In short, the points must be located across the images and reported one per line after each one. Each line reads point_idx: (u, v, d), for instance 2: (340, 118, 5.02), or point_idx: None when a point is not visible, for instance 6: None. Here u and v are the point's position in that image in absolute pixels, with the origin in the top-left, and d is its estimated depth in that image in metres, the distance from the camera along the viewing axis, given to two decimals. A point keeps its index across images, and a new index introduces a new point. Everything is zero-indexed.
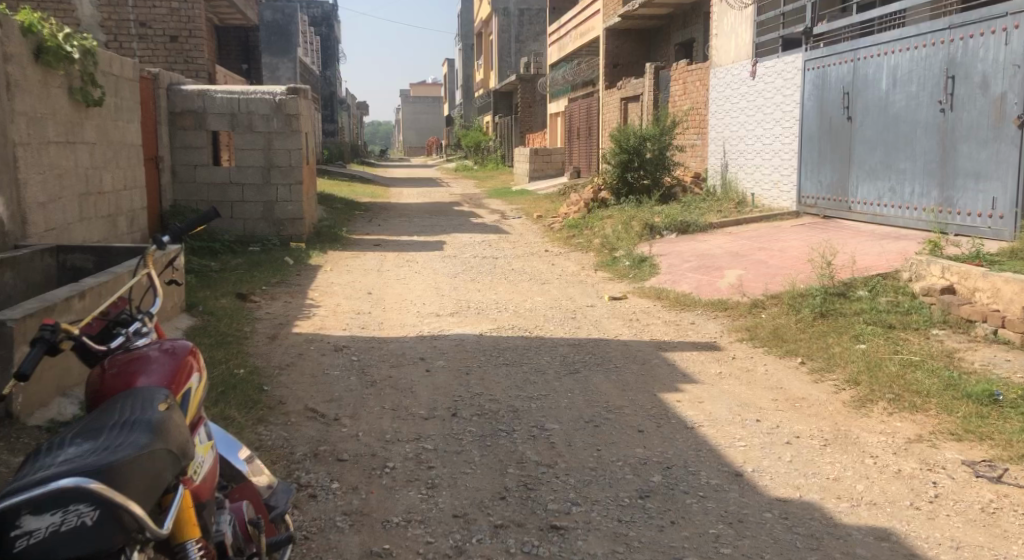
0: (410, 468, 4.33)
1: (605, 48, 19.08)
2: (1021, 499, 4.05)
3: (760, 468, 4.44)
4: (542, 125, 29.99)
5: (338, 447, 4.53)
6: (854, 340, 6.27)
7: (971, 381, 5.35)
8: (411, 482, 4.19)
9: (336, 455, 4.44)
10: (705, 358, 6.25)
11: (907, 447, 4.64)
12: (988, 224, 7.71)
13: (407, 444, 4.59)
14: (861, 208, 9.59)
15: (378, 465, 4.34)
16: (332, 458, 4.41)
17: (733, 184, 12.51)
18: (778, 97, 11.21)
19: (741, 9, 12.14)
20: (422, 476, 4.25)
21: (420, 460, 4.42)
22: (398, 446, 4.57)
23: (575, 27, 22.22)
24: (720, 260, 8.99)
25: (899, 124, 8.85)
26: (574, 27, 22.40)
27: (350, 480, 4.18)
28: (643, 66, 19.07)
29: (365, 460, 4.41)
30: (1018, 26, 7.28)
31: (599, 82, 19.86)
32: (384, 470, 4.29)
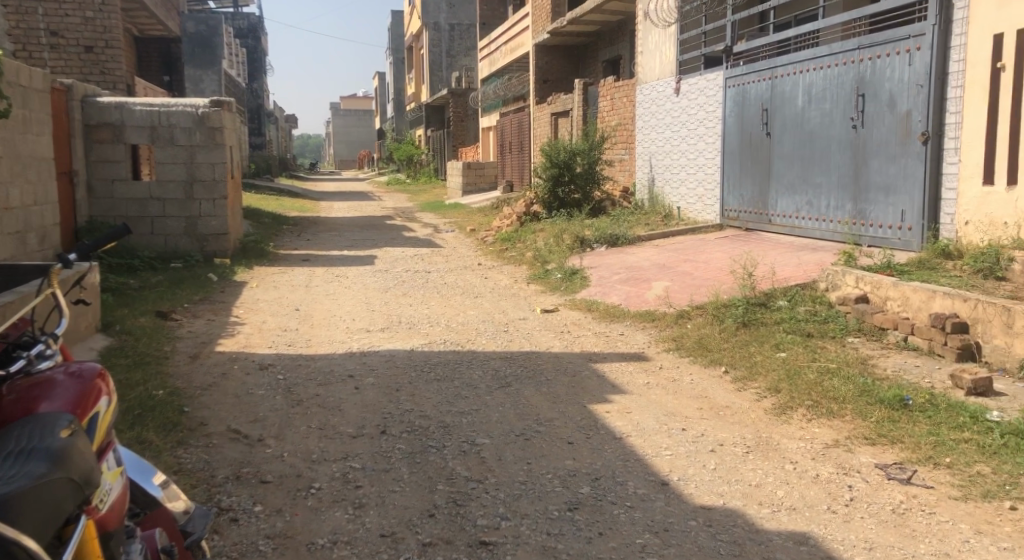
0: (337, 488, 4.31)
1: (535, 64, 19.28)
2: (928, 499, 4.24)
3: (685, 476, 4.55)
4: (474, 139, 30.10)
5: (261, 469, 4.48)
6: (775, 349, 6.47)
7: (883, 386, 5.56)
8: (337, 502, 4.17)
9: (260, 476, 4.39)
10: (632, 369, 6.36)
11: (825, 452, 4.81)
12: (898, 236, 8.04)
13: (333, 464, 4.56)
14: (780, 220, 9.90)
15: (303, 486, 4.31)
16: (256, 480, 4.36)
17: (659, 198, 12.77)
18: (701, 113, 11.50)
19: (664, 27, 12.42)
20: (349, 496, 4.24)
21: (347, 479, 4.40)
22: (324, 466, 4.54)
23: (505, 43, 22.40)
24: (648, 272, 9.16)
25: (814, 140, 9.17)
26: (504, 42, 22.57)
27: (275, 502, 4.14)
28: (573, 81, 19.33)
29: (290, 481, 4.37)
30: (920, 48, 7.64)
31: (529, 97, 20.05)
32: (309, 491, 4.26)
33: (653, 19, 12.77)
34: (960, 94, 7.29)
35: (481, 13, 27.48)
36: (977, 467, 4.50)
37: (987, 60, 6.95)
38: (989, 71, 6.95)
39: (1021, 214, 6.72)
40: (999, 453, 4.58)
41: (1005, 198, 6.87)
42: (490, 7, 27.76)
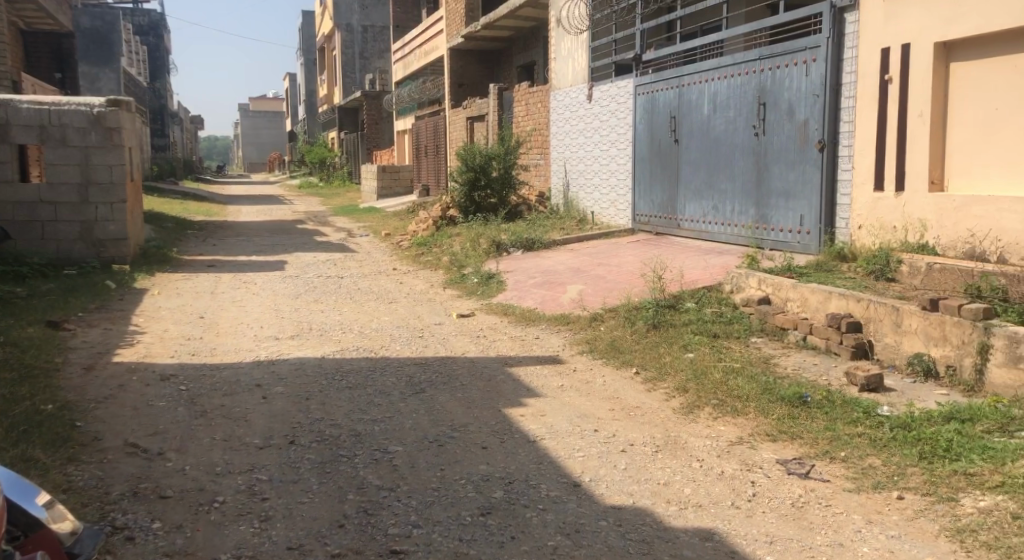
0: (241, 501, 4.23)
1: (450, 68, 19.27)
2: (826, 492, 4.42)
3: (597, 477, 4.62)
4: (389, 142, 29.88)
5: (160, 484, 4.36)
6: (683, 350, 6.64)
7: (784, 384, 5.77)
8: (242, 516, 4.09)
9: (158, 492, 4.28)
10: (546, 372, 6.42)
11: (730, 450, 4.96)
12: (797, 239, 8.34)
13: (238, 476, 4.48)
14: (688, 225, 10.15)
15: (205, 500, 4.21)
16: (154, 495, 4.24)
17: (574, 203, 12.93)
18: (612, 119, 11.70)
19: (576, 35, 12.60)
20: (255, 509, 4.16)
21: (253, 492, 4.32)
22: (229, 479, 4.45)
23: (419, 46, 22.31)
24: (562, 276, 9.27)
25: (719, 147, 9.43)
26: (418, 46, 22.48)
27: (175, 519, 4.04)
28: (487, 85, 19.40)
29: (192, 495, 4.27)
30: (816, 59, 7.95)
31: (444, 101, 20.02)
32: (212, 506, 4.17)
33: (565, 26, 12.92)
34: (852, 104, 7.62)
35: (395, 16, 27.29)
36: (869, 459, 4.71)
37: (876, 72, 7.29)
38: (878, 83, 7.29)
39: (909, 219, 7.07)
40: (889, 445, 4.81)
41: (893, 203, 7.21)
42: (403, 10, 27.59)
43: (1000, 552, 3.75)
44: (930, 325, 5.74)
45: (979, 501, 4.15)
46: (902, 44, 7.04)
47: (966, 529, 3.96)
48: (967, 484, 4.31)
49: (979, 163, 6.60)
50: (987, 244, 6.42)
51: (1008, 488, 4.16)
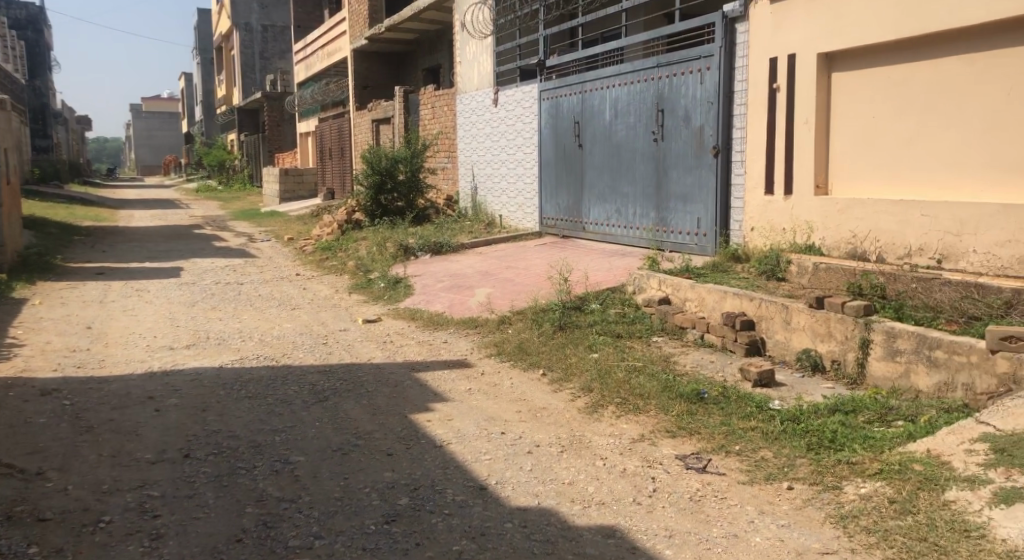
0: (131, 519, 4.13)
1: (354, 69, 19.04)
2: (721, 485, 4.59)
3: (503, 479, 4.67)
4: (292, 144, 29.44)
5: (40, 506, 4.21)
6: (588, 350, 6.77)
7: (683, 381, 5.96)
8: (131, 535, 3.99)
9: (37, 514, 4.13)
10: (454, 376, 6.41)
11: (631, 447, 5.10)
12: (695, 242, 8.61)
13: (127, 494, 4.36)
14: (593, 228, 10.35)
15: (90, 521, 4.09)
16: (32, 518, 4.09)
17: (481, 207, 12.99)
18: (518, 124, 11.82)
19: (481, 39, 12.67)
20: (145, 527, 4.07)
21: (143, 509, 4.22)
22: (116, 497, 4.33)
23: (321, 47, 22.03)
24: (470, 279, 9.31)
25: (621, 152, 9.65)
26: (320, 47, 22.19)
27: (55, 542, 3.91)
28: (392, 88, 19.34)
29: (75, 516, 4.13)
30: (710, 68, 8.23)
31: (348, 103, 19.83)
32: (98, 526, 4.05)
33: (470, 30, 12.98)
34: (744, 111, 7.93)
35: (296, 16, 26.84)
36: (762, 452, 4.92)
37: (766, 80, 7.61)
38: (767, 91, 7.62)
39: (797, 221, 7.39)
40: (780, 438, 5.03)
41: (783, 206, 7.53)
42: (304, 10, 27.17)
43: (877, 536, 3.93)
44: (817, 322, 6.03)
45: (861, 487, 4.35)
46: (789, 54, 7.38)
47: (848, 515, 4.13)
48: (850, 472, 4.52)
49: (859, 168, 6.96)
50: (868, 245, 6.77)
51: (886, 474, 4.37)
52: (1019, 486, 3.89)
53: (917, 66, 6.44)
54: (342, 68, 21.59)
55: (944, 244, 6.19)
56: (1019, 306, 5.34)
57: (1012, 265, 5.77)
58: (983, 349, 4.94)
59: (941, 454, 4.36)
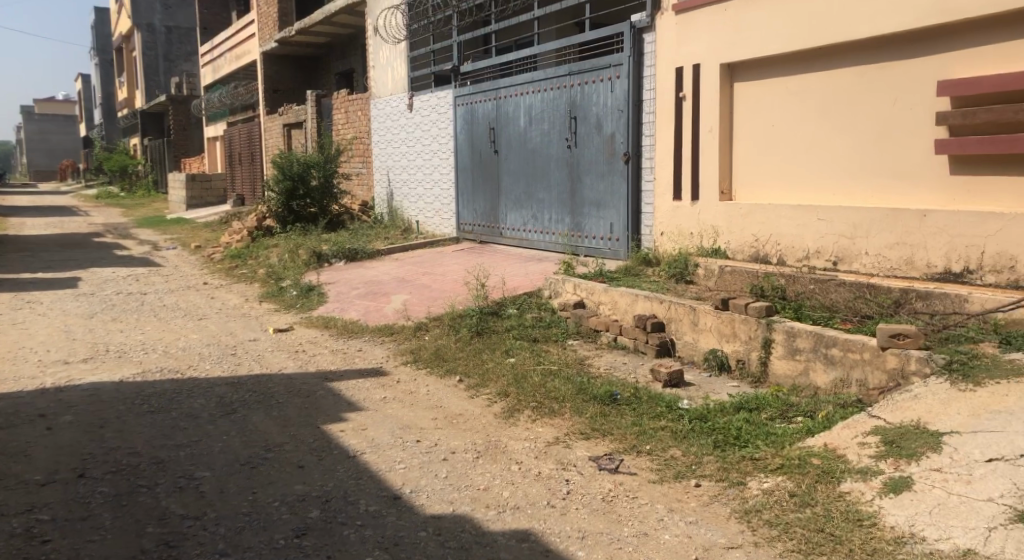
0: (19, 546, 3.98)
1: (265, 73, 18.59)
2: (633, 484, 4.67)
3: (417, 487, 4.65)
4: (198, 149, 28.77)
5: None
6: (505, 355, 6.79)
7: (597, 384, 6.05)
8: None
9: None
10: (369, 384, 6.35)
11: (546, 450, 5.14)
12: (608, 246, 8.75)
13: (16, 519, 4.20)
14: (509, 233, 10.42)
15: None
16: None
17: (397, 212, 12.92)
18: (433, 129, 11.81)
19: (394, 44, 12.60)
20: (34, 553, 3.93)
21: (33, 535, 4.07)
22: (3, 522, 4.17)
23: (229, 50, 21.56)
24: (386, 286, 9.25)
25: (535, 158, 9.75)
26: (228, 50, 21.70)
27: None
28: (304, 92, 19.10)
29: None
30: (619, 76, 8.39)
31: (258, 107, 19.45)
32: None
33: (383, 35, 12.89)
34: (653, 119, 8.12)
35: (202, 18, 26.17)
36: (672, 451, 5.03)
37: (673, 89, 7.82)
38: (675, 99, 7.82)
39: (704, 226, 7.60)
40: (689, 436, 5.16)
41: (690, 211, 7.74)
42: (210, 11, 26.50)
43: (779, 529, 4.05)
44: (723, 323, 6.22)
45: (764, 483, 4.49)
46: (695, 64, 7.60)
47: (752, 510, 4.26)
48: (754, 468, 4.67)
49: (761, 174, 7.21)
50: (770, 248, 7.02)
51: (786, 469, 4.53)
52: (907, 476, 4.08)
53: (813, 77, 6.72)
54: (252, 72, 21.14)
55: (840, 247, 6.46)
56: (907, 305, 5.64)
57: (900, 266, 6.07)
58: (874, 346, 5.18)
59: (837, 448, 4.54)
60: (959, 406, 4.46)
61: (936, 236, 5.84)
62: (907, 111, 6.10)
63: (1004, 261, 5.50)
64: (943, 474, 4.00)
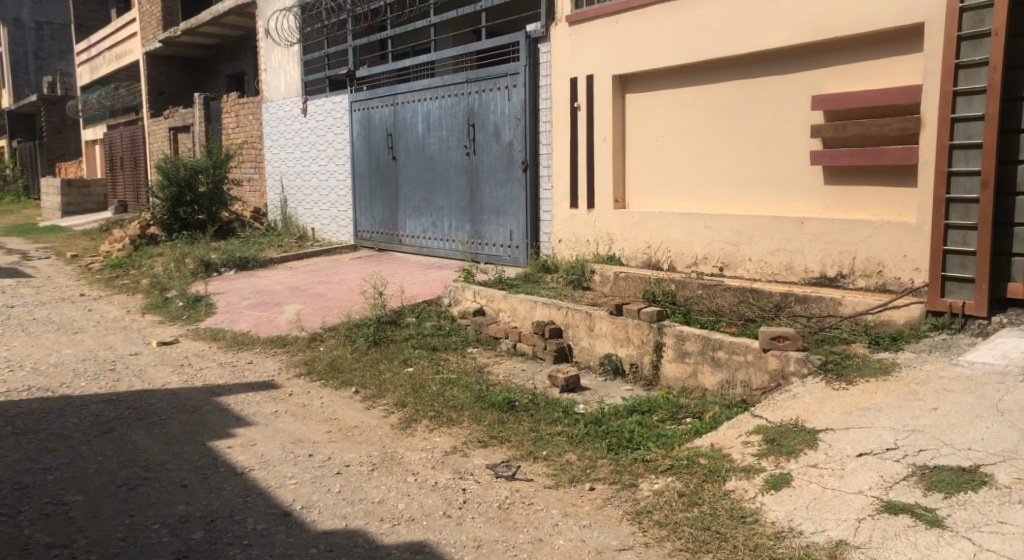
0: None
1: (148, 73, 17.96)
2: (529, 491, 4.71)
3: (309, 503, 4.57)
4: (75, 153, 27.58)
5: None
6: (403, 364, 6.74)
7: (495, 391, 6.07)
8: None
9: None
10: (260, 399, 6.20)
11: (443, 460, 5.12)
12: (508, 253, 8.81)
13: None
14: (408, 241, 10.38)
15: None
16: None
17: (292, 219, 12.69)
18: (329, 134, 11.66)
19: (287, 47, 12.39)
20: None
21: None
22: None
23: (108, 49, 20.72)
24: (279, 296, 9.06)
25: (434, 165, 9.75)
26: (107, 49, 20.85)
27: None
28: (190, 94, 18.56)
29: None
30: (516, 85, 8.48)
31: (141, 109, 18.77)
32: None
33: (274, 37, 12.63)
34: (549, 128, 8.24)
35: (78, 15, 25.04)
36: (567, 455, 5.10)
37: (567, 98, 7.96)
38: (570, 109, 7.96)
39: (599, 233, 7.75)
40: (584, 440, 5.24)
41: (586, 219, 7.88)
42: (86, 8, 25.37)
43: (668, 529, 4.14)
44: (617, 328, 6.35)
45: (654, 484, 4.59)
46: (588, 75, 7.75)
47: (642, 511, 4.34)
48: (645, 470, 4.78)
49: (653, 183, 7.41)
50: (661, 255, 7.21)
51: (676, 470, 4.64)
52: (787, 473, 4.25)
53: (699, 89, 6.94)
54: (133, 72, 20.37)
55: (725, 254, 6.69)
56: (787, 308, 5.91)
57: (781, 272, 6.32)
58: (757, 348, 5.39)
59: (723, 447, 4.69)
60: (833, 404, 4.68)
61: (813, 242, 6.11)
62: (785, 124, 6.36)
63: (872, 266, 5.79)
64: (819, 470, 4.19)
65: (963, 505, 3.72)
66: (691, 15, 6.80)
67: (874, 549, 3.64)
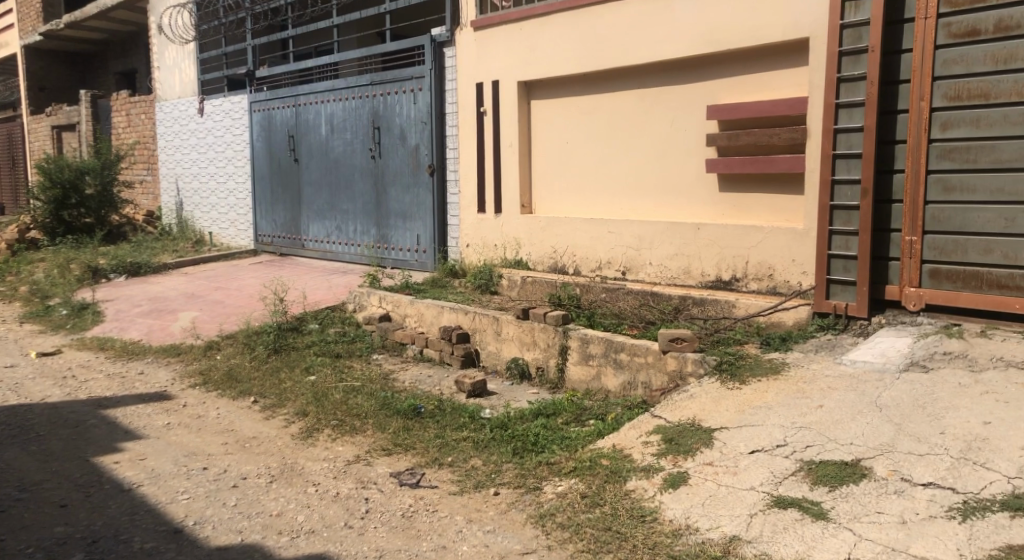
0: None
1: (27, 68, 17.08)
2: (433, 498, 4.66)
3: (203, 518, 4.42)
4: None
5: None
6: (305, 372, 6.59)
7: (400, 398, 6.00)
8: None
9: None
10: (150, 411, 5.97)
11: (346, 469, 5.02)
12: (414, 258, 8.74)
13: None
14: (312, 245, 10.18)
15: None
16: None
17: (188, 223, 12.30)
18: (228, 135, 11.35)
19: (182, 44, 12.01)
20: None
21: None
22: None
23: None
24: (174, 303, 8.75)
25: (338, 168, 9.60)
26: None
27: None
28: (76, 91, 17.81)
29: None
30: (422, 89, 8.43)
31: (20, 106, 17.88)
32: None
33: (168, 34, 12.21)
34: (456, 132, 8.21)
35: None
36: (472, 461, 5.07)
37: (473, 104, 7.95)
38: (476, 114, 7.95)
39: (506, 238, 7.76)
40: (489, 445, 5.22)
41: (493, 223, 7.88)
42: None
43: (570, 530, 4.14)
44: (524, 332, 6.37)
45: (557, 487, 4.60)
46: (493, 80, 7.76)
47: (546, 513, 4.33)
48: (550, 472, 4.78)
49: (559, 188, 7.47)
50: (567, 259, 7.26)
51: (579, 471, 4.67)
52: (684, 472, 4.32)
53: (602, 96, 7.03)
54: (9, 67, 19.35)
55: (628, 258, 6.79)
56: (685, 311, 6.04)
57: (680, 276, 6.45)
58: (657, 350, 5.49)
59: (624, 448, 4.74)
60: (727, 403, 4.79)
61: (709, 247, 6.26)
62: (683, 132, 6.50)
63: (764, 270, 5.96)
64: (715, 468, 4.28)
65: (845, 498, 3.85)
66: (593, 23, 6.88)
67: (765, 543, 3.72)
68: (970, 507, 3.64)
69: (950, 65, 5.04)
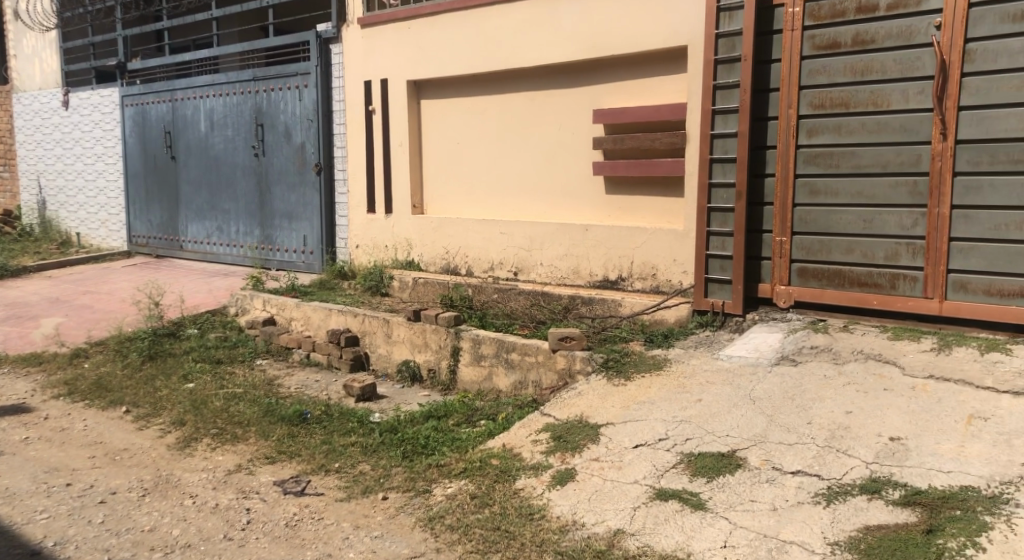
0: None
1: None
2: (319, 506, 4.50)
3: (64, 538, 4.15)
4: None
5: None
6: (182, 380, 6.29)
7: (285, 404, 5.80)
8: None
9: None
10: (7, 425, 5.58)
11: (226, 479, 4.81)
12: (301, 259, 8.52)
13: None
14: (192, 246, 9.79)
15: None
16: None
17: (52, 223, 11.61)
18: (97, 131, 10.79)
19: (42, 32, 11.35)
20: None
21: None
22: None
23: None
24: (36, 308, 8.23)
25: (219, 166, 9.25)
26: None
27: None
28: None
29: None
30: (307, 85, 8.23)
31: None
32: None
33: (26, 21, 11.49)
34: (343, 131, 8.04)
35: None
36: (360, 466, 4.94)
37: (361, 102, 7.79)
38: (365, 112, 7.79)
39: (397, 239, 7.64)
40: (378, 449, 5.10)
41: (383, 224, 7.75)
42: None
43: (460, 532, 4.07)
44: (414, 334, 6.27)
45: (447, 488, 4.51)
46: (382, 79, 7.63)
47: (435, 516, 4.25)
48: (439, 475, 4.69)
49: (449, 188, 7.40)
50: (459, 260, 7.20)
51: (468, 472, 4.60)
52: (571, 468, 4.32)
53: (491, 97, 7.01)
54: None
55: (519, 259, 6.77)
56: (574, 310, 6.07)
57: (569, 276, 6.48)
58: (547, 349, 5.50)
59: (514, 447, 4.70)
60: (613, 399, 4.83)
61: (597, 248, 6.31)
62: (570, 135, 6.54)
63: (647, 270, 6.05)
64: (601, 463, 4.29)
65: (722, 488, 3.92)
66: (480, 25, 6.85)
67: (647, 535, 3.74)
68: (834, 492, 3.76)
69: (815, 75, 5.23)
